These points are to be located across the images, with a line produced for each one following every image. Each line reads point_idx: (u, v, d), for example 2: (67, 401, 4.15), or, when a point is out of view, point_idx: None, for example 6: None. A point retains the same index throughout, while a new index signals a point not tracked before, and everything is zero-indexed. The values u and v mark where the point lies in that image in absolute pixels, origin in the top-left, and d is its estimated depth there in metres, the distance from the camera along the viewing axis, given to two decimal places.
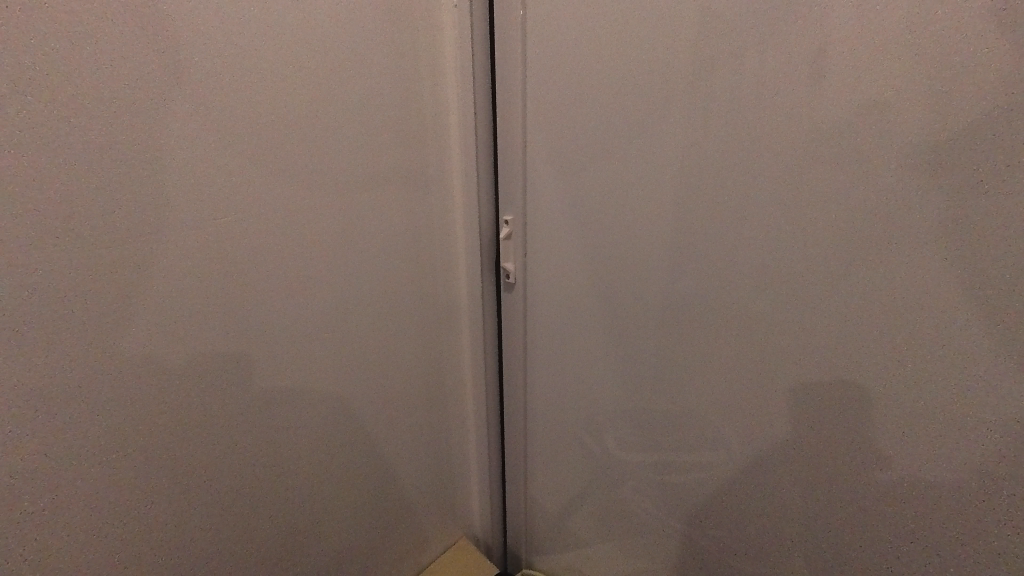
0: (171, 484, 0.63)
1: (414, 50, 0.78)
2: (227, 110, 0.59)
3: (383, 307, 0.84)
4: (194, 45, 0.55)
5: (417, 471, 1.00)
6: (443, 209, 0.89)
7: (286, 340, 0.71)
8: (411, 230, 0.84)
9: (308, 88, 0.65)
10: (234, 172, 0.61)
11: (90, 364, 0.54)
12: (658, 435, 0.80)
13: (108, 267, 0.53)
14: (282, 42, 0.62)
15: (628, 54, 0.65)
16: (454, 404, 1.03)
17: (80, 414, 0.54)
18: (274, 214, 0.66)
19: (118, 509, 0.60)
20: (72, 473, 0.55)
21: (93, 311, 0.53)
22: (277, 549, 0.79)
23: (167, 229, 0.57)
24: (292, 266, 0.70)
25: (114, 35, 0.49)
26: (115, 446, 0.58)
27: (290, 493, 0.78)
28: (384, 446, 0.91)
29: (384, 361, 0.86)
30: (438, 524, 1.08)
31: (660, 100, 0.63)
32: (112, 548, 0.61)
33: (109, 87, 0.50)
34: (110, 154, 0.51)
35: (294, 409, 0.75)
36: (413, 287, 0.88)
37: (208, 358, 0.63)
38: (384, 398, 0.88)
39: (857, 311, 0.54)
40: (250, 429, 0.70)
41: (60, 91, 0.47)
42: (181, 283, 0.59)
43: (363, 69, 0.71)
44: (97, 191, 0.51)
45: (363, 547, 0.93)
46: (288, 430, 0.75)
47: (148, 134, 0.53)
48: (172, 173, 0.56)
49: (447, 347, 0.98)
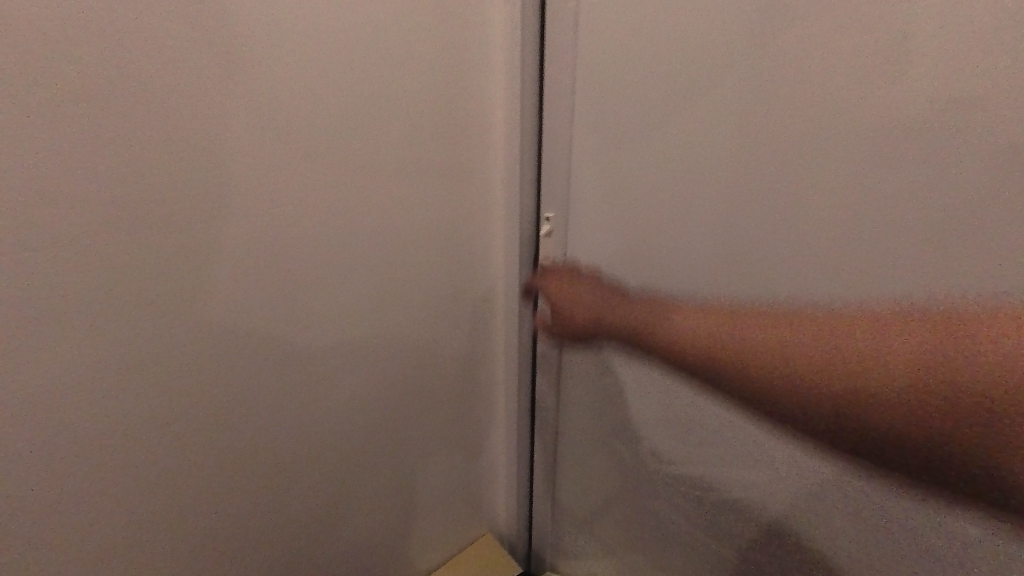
0: (219, 450, 0.69)
1: (466, 46, 0.78)
2: (283, 107, 0.62)
3: (423, 300, 0.86)
4: (269, 50, 0.60)
5: (445, 464, 1.01)
6: (484, 205, 0.89)
7: (333, 328, 0.75)
8: (452, 224, 0.86)
9: (373, 91, 0.70)
10: (300, 167, 0.66)
11: (151, 336, 0.60)
12: (695, 450, 0.76)
13: (178, 248, 0.59)
14: (356, 49, 0.66)
15: (692, 51, 0.63)
16: (484, 402, 1.03)
17: (144, 379, 0.61)
18: (339, 208, 0.71)
19: (169, 467, 0.65)
20: (137, 430, 0.62)
21: (161, 287, 0.59)
22: (306, 522, 0.83)
23: (229, 215, 0.62)
24: (335, 256, 0.72)
25: (200, 41, 0.55)
26: (174, 409, 0.64)
27: (326, 471, 0.82)
28: (417, 434, 0.93)
29: (419, 354, 0.88)
30: (461, 516, 1.09)
31: (722, 106, 0.62)
32: (163, 502, 0.66)
33: (189, 85, 0.55)
34: (183, 148, 0.57)
35: (334, 395, 0.79)
36: (452, 280, 0.89)
37: (261, 337, 0.68)
38: (421, 390, 0.91)
39: (916, 325, 0.53)
40: (297, 407, 0.75)
41: (148, 89, 0.53)
42: (243, 266, 0.64)
43: (423, 72, 0.74)
44: (169, 178, 0.57)
45: (387, 532, 0.96)
46: (330, 412, 0.79)
47: (222, 130, 0.59)
48: (244, 166, 0.61)
49: (479, 343, 0.98)
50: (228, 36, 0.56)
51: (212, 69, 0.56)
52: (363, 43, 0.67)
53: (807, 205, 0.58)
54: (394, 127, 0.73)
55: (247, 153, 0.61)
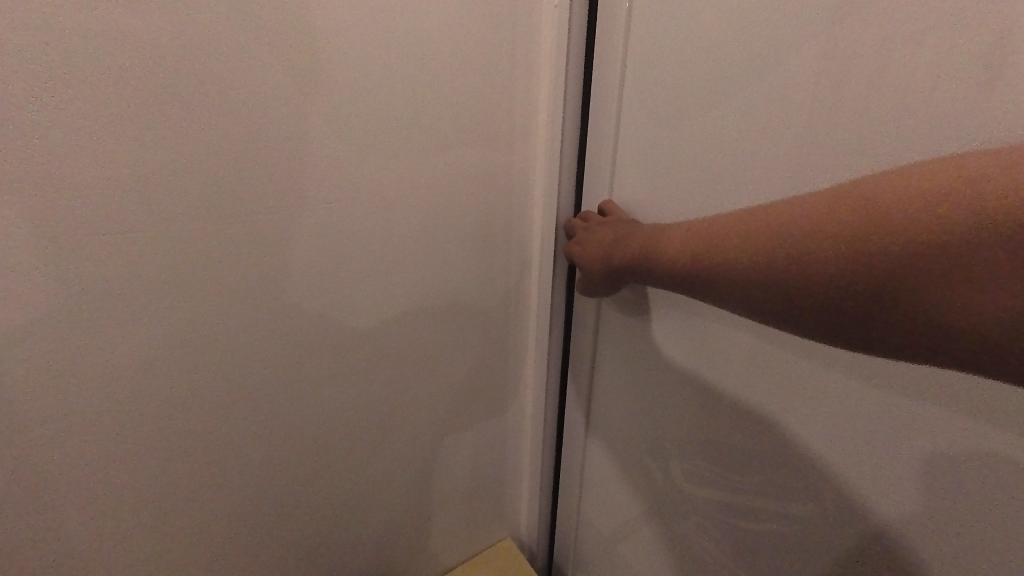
0: (273, 423, 0.75)
1: (521, 51, 0.79)
2: (351, 109, 0.67)
3: (466, 297, 0.88)
4: (341, 56, 0.64)
5: (474, 460, 1.02)
6: (529, 208, 0.90)
7: (383, 318, 0.80)
8: (497, 225, 0.87)
9: (434, 95, 0.73)
10: (363, 165, 0.70)
11: (221, 314, 0.66)
12: (739, 462, 0.76)
13: (249, 235, 0.65)
14: (420, 55, 0.70)
15: (759, 63, 0.63)
16: (515, 403, 1.03)
17: (212, 352, 0.67)
18: (396, 205, 0.75)
19: (229, 435, 0.72)
20: (204, 398, 0.68)
21: (231, 270, 0.65)
22: (345, 500, 0.87)
23: (296, 208, 0.67)
24: (391, 249, 0.77)
25: (281, 48, 0.60)
26: (236, 382, 0.70)
27: (366, 453, 0.86)
28: (452, 428, 0.95)
29: (459, 349, 0.90)
30: (488, 515, 1.09)
31: (788, 119, 0.62)
32: (222, 466, 0.73)
33: (268, 88, 0.61)
34: (258, 145, 0.62)
35: (380, 381, 0.83)
36: (494, 280, 0.90)
37: (317, 322, 0.74)
38: (460, 385, 0.93)
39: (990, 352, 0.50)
40: (345, 390, 0.80)
41: (232, 91, 0.59)
42: (305, 254, 0.70)
43: (480, 77, 0.76)
44: (245, 172, 0.62)
45: (417, 521, 0.98)
46: (375, 397, 0.84)
47: (296, 130, 0.64)
48: (312, 163, 0.66)
49: (515, 345, 0.98)
50: (294, 39, 0.60)
51: (286, 70, 0.61)
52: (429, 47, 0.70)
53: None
54: (451, 130, 0.77)
55: (308, 148, 0.66)
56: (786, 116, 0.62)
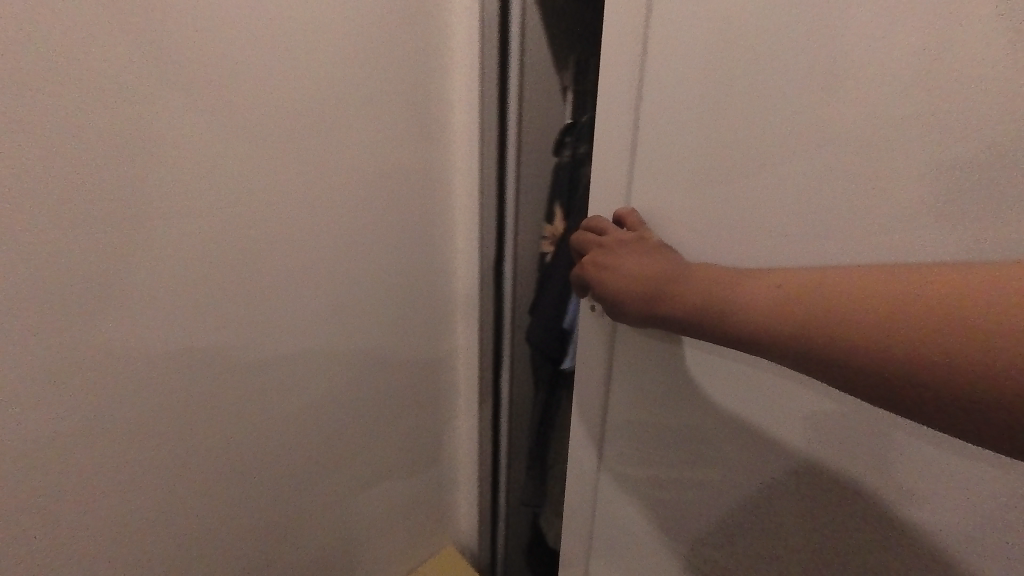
0: (139, 485, 0.60)
1: (421, 32, 0.72)
2: (203, 88, 0.54)
3: (381, 304, 0.80)
4: (181, 22, 0.51)
5: (401, 473, 0.95)
6: (446, 204, 0.84)
7: (276, 336, 0.68)
8: (411, 224, 0.80)
9: (314, 74, 0.62)
10: (227, 159, 0.57)
11: (36, 361, 0.50)
12: (664, 483, 0.67)
13: (74, 254, 0.50)
14: (288, 23, 0.59)
15: (672, 28, 0.54)
16: (447, 405, 0.99)
17: (28, 411, 0.50)
18: (281, 204, 0.64)
19: (74, 511, 0.56)
20: (21, 473, 0.51)
21: (50, 303, 0.49)
22: (252, 550, 0.75)
23: (142, 216, 0.53)
24: (280, 256, 0.66)
25: (90, 8, 0.46)
26: (73, 444, 0.54)
27: (273, 491, 0.75)
28: (372, 445, 0.88)
29: (374, 360, 0.82)
30: (423, 526, 1.04)
31: (696, 95, 0.53)
32: (67, 553, 0.57)
33: (70, 58, 0.46)
34: (66, 136, 0.47)
35: (280, 408, 0.72)
36: (409, 283, 0.83)
37: (188, 352, 0.60)
38: (377, 399, 0.85)
39: None
40: (235, 427, 0.68)
41: (17, 63, 0.43)
42: (163, 272, 0.56)
43: (371, 58, 0.67)
44: (50, 172, 0.47)
45: (340, 551, 0.90)
46: (277, 427, 0.72)
47: (125, 113, 0.50)
48: (153, 157, 0.52)
49: (440, 349, 0.93)
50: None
51: (97, 36, 0.47)
52: (325, 21, 0.62)
53: (819, 207, 0.48)
54: (341, 117, 0.66)
55: (149, 139, 0.52)
56: (703, 90, 0.53)
